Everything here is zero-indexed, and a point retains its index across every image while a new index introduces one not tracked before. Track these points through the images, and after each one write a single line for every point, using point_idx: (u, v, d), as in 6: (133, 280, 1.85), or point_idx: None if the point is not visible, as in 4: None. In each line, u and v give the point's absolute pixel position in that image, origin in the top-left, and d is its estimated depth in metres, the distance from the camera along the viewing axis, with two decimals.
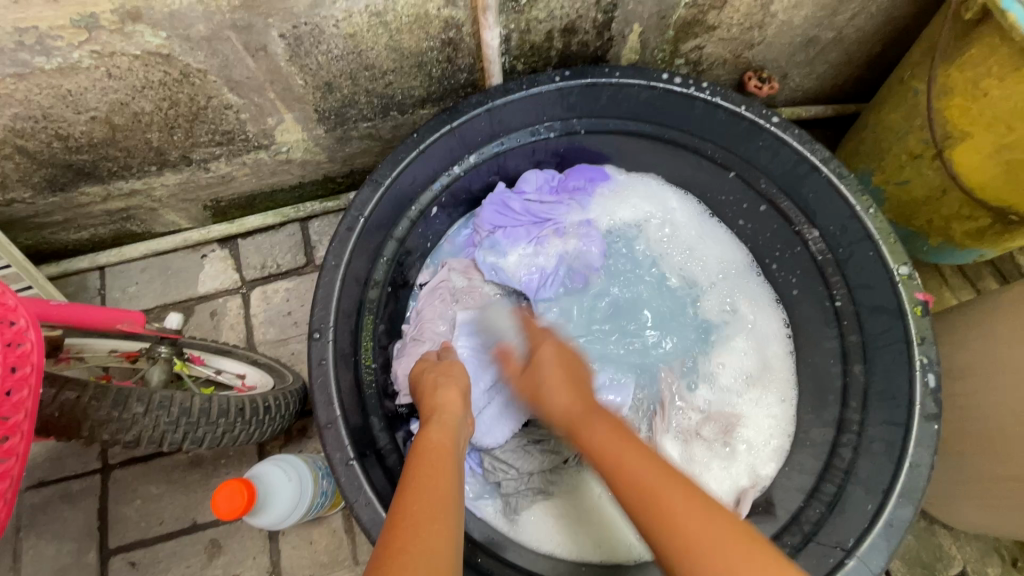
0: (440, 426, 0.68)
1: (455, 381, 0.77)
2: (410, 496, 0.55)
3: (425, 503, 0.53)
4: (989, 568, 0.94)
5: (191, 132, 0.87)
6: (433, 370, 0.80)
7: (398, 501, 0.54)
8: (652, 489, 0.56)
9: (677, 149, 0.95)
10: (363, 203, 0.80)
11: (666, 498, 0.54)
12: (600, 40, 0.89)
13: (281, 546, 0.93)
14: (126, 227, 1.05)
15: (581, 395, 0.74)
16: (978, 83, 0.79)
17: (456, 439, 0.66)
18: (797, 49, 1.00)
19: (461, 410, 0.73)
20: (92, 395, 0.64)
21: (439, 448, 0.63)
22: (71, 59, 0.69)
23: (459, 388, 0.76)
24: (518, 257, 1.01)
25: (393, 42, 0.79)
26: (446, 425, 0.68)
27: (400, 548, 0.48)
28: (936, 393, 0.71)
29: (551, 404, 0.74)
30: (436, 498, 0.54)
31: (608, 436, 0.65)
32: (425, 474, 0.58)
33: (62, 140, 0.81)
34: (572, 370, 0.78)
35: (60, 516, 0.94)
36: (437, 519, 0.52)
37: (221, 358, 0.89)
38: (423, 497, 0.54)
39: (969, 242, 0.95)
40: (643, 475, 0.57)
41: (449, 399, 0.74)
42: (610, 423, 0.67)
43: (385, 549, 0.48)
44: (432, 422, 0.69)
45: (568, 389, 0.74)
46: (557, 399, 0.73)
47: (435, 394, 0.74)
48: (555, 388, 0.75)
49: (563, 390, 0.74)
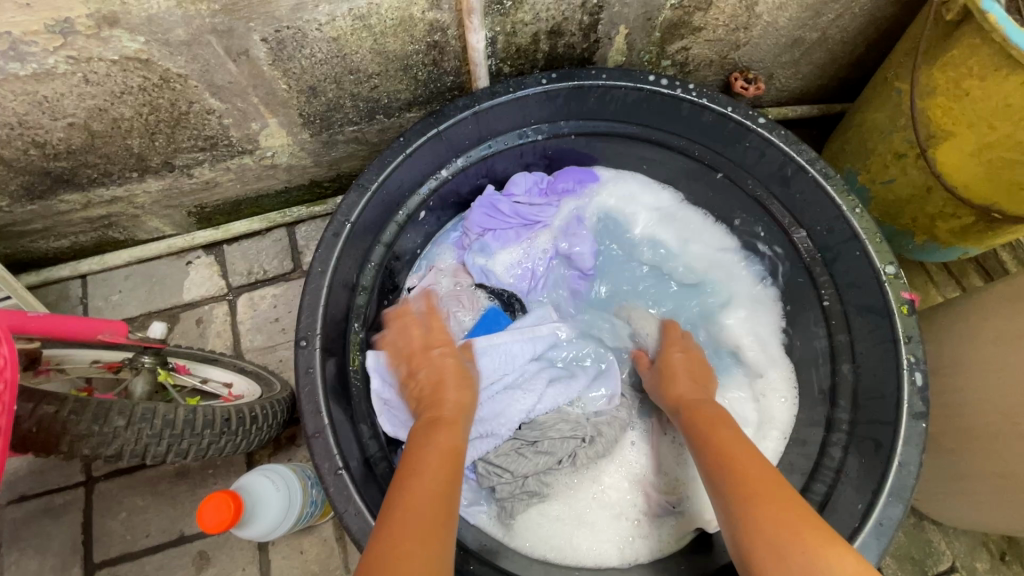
0: (438, 429, 0.72)
1: (458, 386, 0.80)
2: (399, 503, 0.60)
3: (413, 504, 0.60)
4: (977, 563, 0.95)
5: (173, 137, 0.85)
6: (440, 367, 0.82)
7: (390, 505, 0.61)
8: (741, 464, 0.67)
9: (664, 149, 0.95)
10: (349, 207, 0.79)
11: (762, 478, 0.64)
12: (587, 42, 0.89)
13: (271, 556, 0.92)
14: (108, 235, 1.03)
15: (703, 390, 0.84)
16: (959, 83, 0.79)
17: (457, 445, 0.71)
18: (783, 49, 1.01)
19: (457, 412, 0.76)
20: (71, 409, 0.63)
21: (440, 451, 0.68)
22: (46, 65, 0.68)
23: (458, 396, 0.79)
24: (507, 260, 1.01)
25: (378, 45, 0.79)
26: (449, 428, 0.73)
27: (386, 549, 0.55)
28: (923, 392, 0.71)
29: (674, 391, 0.83)
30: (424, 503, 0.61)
31: (714, 420, 0.76)
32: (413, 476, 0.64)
33: (39, 147, 0.80)
34: (698, 365, 0.88)
35: (42, 531, 0.92)
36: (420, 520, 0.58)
37: (208, 366, 0.88)
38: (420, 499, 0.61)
39: (954, 240, 0.96)
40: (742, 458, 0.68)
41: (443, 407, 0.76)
42: (719, 413, 0.77)
43: (373, 551, 0.56)
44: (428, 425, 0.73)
45: (692, 381, 0.85)
46: (686, 389, 0.83)
47: (443, 395, 0.78)
48: (686, 382, 0.84)
49: (687, 381, 0.85)
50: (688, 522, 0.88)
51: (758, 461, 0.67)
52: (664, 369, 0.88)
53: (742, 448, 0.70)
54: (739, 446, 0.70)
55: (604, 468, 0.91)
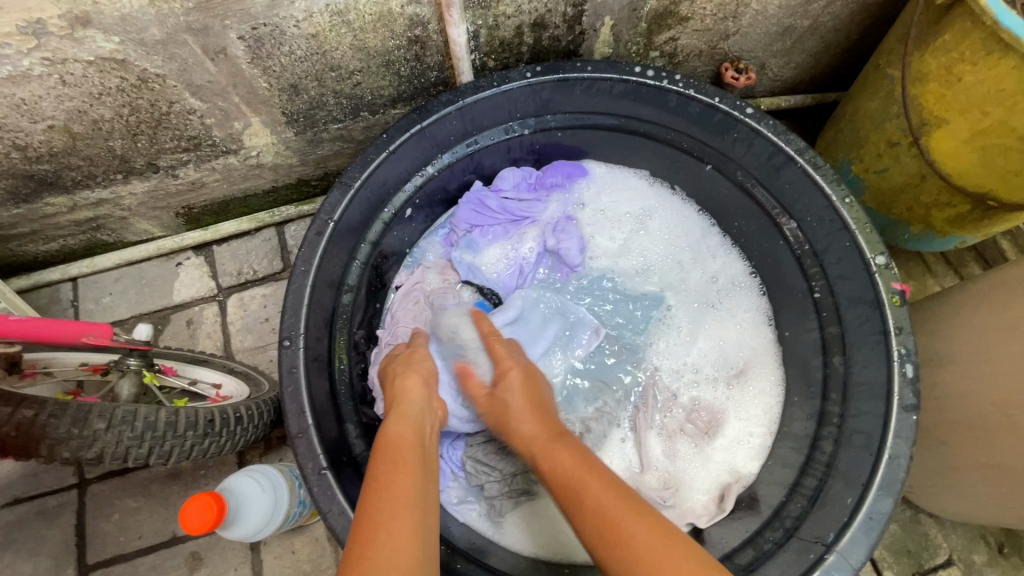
0: (403, 421, 0.68)
1: (418, 371, 0.76)
2: (371, 503, 0.56)
3: (386, 506, 0.55)
4: (975, 556, 0.94)
5: (155, 138, 0.85)
6: (396, 362, 0.79)
7: (361, 508, 0.56)
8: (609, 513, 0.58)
9: (652, 142, 0.94)
10: (332, 206, 0.78)
11: (631, 533, 0.56)
12: (572, 34, 0.88)
13: (263, 557, 0.92)
14: (96, 237, 1.03)
15: (547, 417, 0.74)
16: (952, 69, 0.77)
17: (417, 431, 0.67)
18: (774, 38, 0.99)
19: (422, 399, 0.73)
20: (50, 412, 0.63)
21: (399, 442, 0.64)
22: (22, 67, 0.67)
23: (420, 380, 0.75)
24: (495, 257, 1.00)
25: (358, 41, 0.78)
26: (412, 420, 0.69)
27: (360, 555, 0.51)
28: (914, 383, 0.70)
29: (523, 430, 0.73)
30: (396, 502, 0.56)
31: (569, 459, 0.66)
32: (388, 475, 0.59)
33: (21, 150, 0.80)
34: (535, 390, 0.77)
35: (36, 534, 0.92)
36: (398, 521, 0.54)
37: (196, 368, 0.88)
38: (382, 499, 0.56)
39: (949, 229, 0.94)
40: (612, 514, 0.58)
41: (409, 391, 0.74)
42: (585, 454, 0.67)
43: (350, 553, 0.51)
44: (395, 417, 0.69)
45: (535, 412, 0.74)
46: (532, 428, 0.72)
47: (403, 381, 0.74)
48: (522, 413, 0.74)
49: (530, 416, 0.74)
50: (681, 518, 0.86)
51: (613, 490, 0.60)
52: (502, 395, 0.76)
53: (609, 498, 0.60)
54: (614, 500, 0.59)
55: None
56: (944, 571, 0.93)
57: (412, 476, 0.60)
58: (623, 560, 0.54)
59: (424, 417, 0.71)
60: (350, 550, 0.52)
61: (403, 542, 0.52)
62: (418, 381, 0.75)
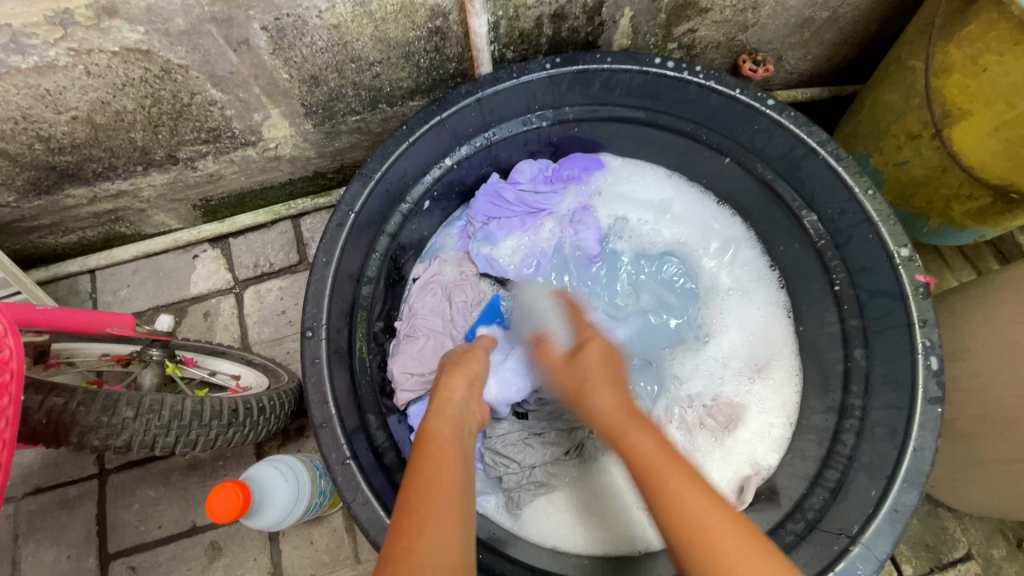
0: (445, 418, 0.67)
1: (463, 373, 0.75)
2: (413, 496, 0.54)
3: (428, 499, 0.54)
4: (994, 550, 0.94)
5: (176, 130, 0.85)
6: (457, 359, 0.79)
7: (404, 504, 0.54)
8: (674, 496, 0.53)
9: (670, 134, 0.94)
10: (353, 197, 0.78)
11: (700, 519, 0.51)
12: (591, 25, 0.87)
13: (282, 547, 0.93)
14: (114, 229, 1.04)
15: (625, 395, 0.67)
16: (976, 59, 0.77)
17: (458, 428, 0.66)
18: (793, 30, 0.98)
19: (463, 397, 0.72)
20: (80, 400, 0.64)
21: (440, 436, 0.63)
22: (47, 57, 0.68)
23: (464, 381, 0.74)
24: (512, 249, 1.00)
25: (379, 32, 0.78)
26: (454, 416, 0.68)
27: (406, 550, 0.49)
28: (939, 376, 0.70)
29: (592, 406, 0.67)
30: (436, 494, 0.54)
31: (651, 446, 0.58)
32: (430, 466, 0.58)
33: (44, 141, 0.80)
34: (614, 365, 0.71)
35: (58, 523, 0.93)
36: (440, 513, 0.52)
37: (215, 359, 0.88)
38: (425, 493, 0.55)
39: (969, 223, 0.93)
40: (677, 489, 0.53)
41: (452, 389, 0.73)
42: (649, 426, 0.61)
43: (391, 552, 0.50)
44: (437, 413, 0.68)
45: (613, 385, 0.68)
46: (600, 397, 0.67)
47: (449, 380, 0.74)
48: (598, 387, 0.68)
49: (607, 388, 0.67)
50: None
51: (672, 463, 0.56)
52: (577, 370, 0.72)
53: (679, 479, 0.54)
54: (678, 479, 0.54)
55: (613, 457, 0.91)
56: (962, 565, 0.93)
57: (454, 466, 0.59)
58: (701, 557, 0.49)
59: (466, 418, 0.69)
60: (393, 541, 0.51)
61: (448, 534, 0.51)
62: (459, 380, 0.74)
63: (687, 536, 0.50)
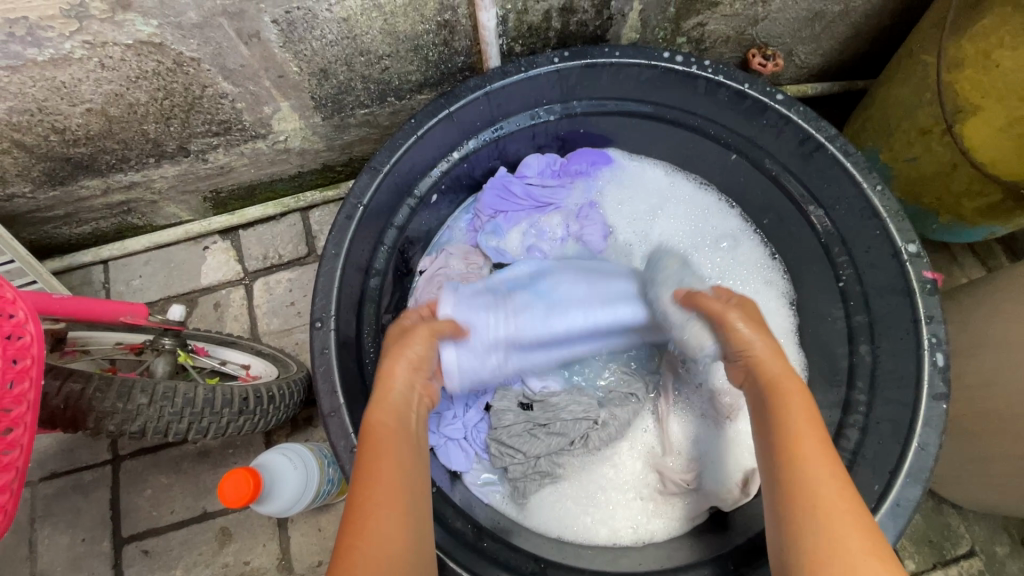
0: (385, 406, 0.64)
1: (406, 356, 0.69)
2: (359, 493, 0.55)
3: (376, 495, 0.56)
4: (998, 547, 0.94)
5: (188, 122, 0.86)
6: (398, 335, 0.72)
7: (353, 500, 0.56)
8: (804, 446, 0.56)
9: (679, 129, 0.94)
10: (361, 190, 0.79)
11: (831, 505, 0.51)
12: (599, 19, 0.87)
13: (291, 533, 0.94)
14: (127, 220, 1.05)
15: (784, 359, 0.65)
16: (989, 54, 0.77)
17: (402, 418, 0.64)
18: (803, 24, 0.98)
19: (405, 382, 0.67)
20: (97, 386, 0.66)
21: (383, 431, 0.61)
22: (63, 50, 0.69)
23: (408, 366, 0.68)
24: (517, 243, 1.01)
25: (388, 25, 0.78)
26: (397, 404, 0.65)
27: (349, 548, 0.52)
28: (944, 372, 0.70)
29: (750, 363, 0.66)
30: (387, 494, 0.56)
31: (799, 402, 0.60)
32: (373, 463, 0.58)
33: (59, 133, 0.81)
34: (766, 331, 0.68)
35: (73, 507, 0.95)
36: (391, 512, 0.55)
37: (225, 349, 0.89)
38: (373, 492, 0.55)
39: (980, 220, 0.92)
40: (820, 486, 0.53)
41: (393, 379, 0.67)
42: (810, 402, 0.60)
43: (339, 547, 0.52)
44: (377, 401, 0.65)
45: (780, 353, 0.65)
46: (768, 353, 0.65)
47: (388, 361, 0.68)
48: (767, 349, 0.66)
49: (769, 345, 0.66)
50: (703, 502, 0.88)
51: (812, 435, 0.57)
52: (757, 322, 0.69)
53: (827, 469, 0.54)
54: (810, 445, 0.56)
55: (618, 450, 0.92)
56: (965, 561, 0.93)
57: (397, 466, 0.59)
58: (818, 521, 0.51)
59: (408, 400, 0.67)
60: (340, 539, 0.53)
61: (391, 528, 0.54)
62: (402, 365, 0.68)
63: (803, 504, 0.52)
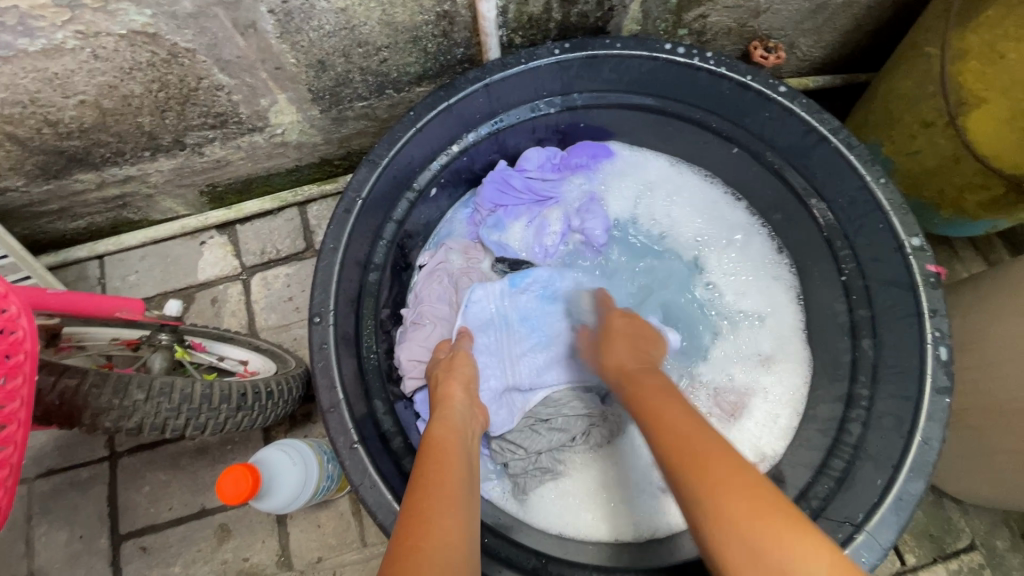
0: (447, 426, 0.69)
1: (458, 378, 0.77)
2: (418, 498, 0.55)
3: (435, 501, 0.55)
4: (998, 540, 0.94)
5: (183, 115, 0.85)
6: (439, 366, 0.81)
7: (409, 507, 0.54)
8: (677, 424, 0.61)
9: (680, 122, 0.93)
10: (360, 183, 0.78)
11: (715, 461, 0.55)
12: (600, 11, 0.86)
13: (290, 529, 0.94)
14: (122, 215, 1.04)
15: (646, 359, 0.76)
16: (994, 46, 0.76)
17: (461, 434, 0.68)
18: (805, 16, 0.97)
19: (464, 405, 0.74)
20: (92, 382, 0.65)
21: (445, 443, 0.65)
22: (55, 40, 0.68)
23: (461, 387, 0.76)
24: (519, 238, 1.00)
25: (386, 16, 0.77)
26: (454, 424, 0.69)
27: (412, 547, 0.49)
28: (948, 366, 0.70)
29: (613, 360, 0.77)
30: (447, 499, 0.55)
31: (656, 389, 0.68)
32: (435, 471, 0.59)
33: (52, 126, 0.80)
34: (638, 335, 0.79)
35: (70, 504, 0.95)
36: (450, 516, 0.53)
37: (223, 344, 0.88)
38: (431, 496, 0.55)
39: (983, 214, 0.91)
40: (692, 436, 0.58)
41: (450, 397, 0.75)
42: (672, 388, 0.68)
43: (397, 549, 0.49)
44: (439, 422, 0.69)
45: (630, 350, 0.77)
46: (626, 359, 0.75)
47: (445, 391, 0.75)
48: (627, 355, 0.76)
49: (628, 351, 0.77)
50: None
51: (681, 407, 0.63)
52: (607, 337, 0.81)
53: (697, 429, 0.59)
54: (681, 414, 0.62)
55: (620, 447, 0.91)
56: (965, 555, 0.93)
57: (456, 475, 0.60)
58: (709, 474, 0.53)
59: (466, 424, 0.71)
60: (399, 543, 0.50)
61: (450, 530, 0.52)
62: (457, 389, 0.76)
63: (685, 463, 0.55)
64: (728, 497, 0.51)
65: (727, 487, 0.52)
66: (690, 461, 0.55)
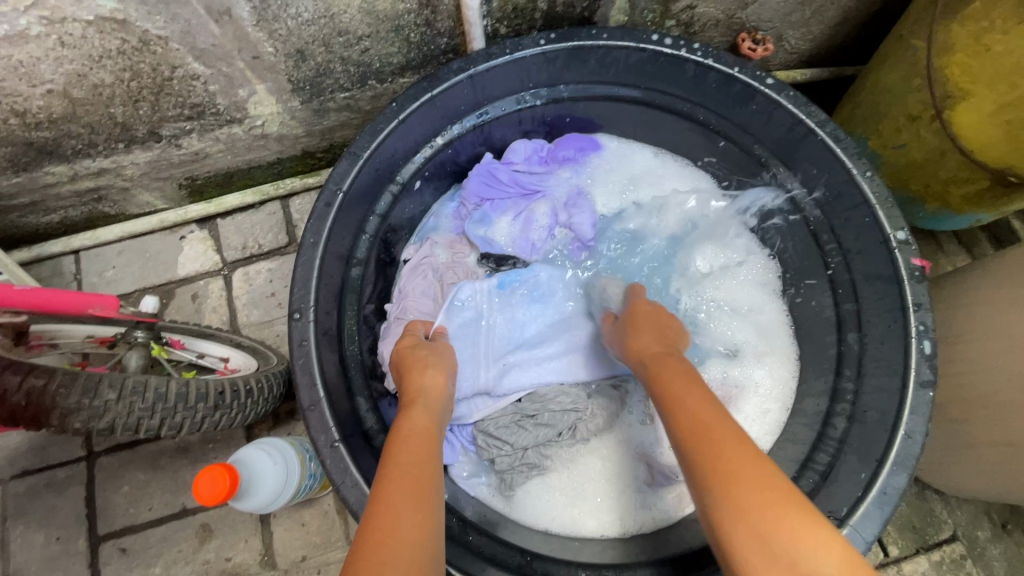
0: (417, 413, 0.66)
1: (432, 363, 0.74)
2: (382, 492, 0.54)
3: (402, 494, 0.53)
4: (979, 531, 0.95)
5: (158, 105, 0.82)
6: (410, 352, 0.76)
7: (375, 498, 0.53)
8: (704, 422, 0.57)
9: (667, 114, 0.92)
10: (340, 177, 0.76)
11: (740, 462, 0.53)
12: (587, 0, 0.84)
13: (273, 528, 0.93)
14: (98, 209, 1.01)
15: (670, 343, 0.72)
16: (980, 39, 0.75)
17: (432, 424, 0.65)
18: (794, 8, 0.96)
19: (436, 392, 0.71)
20: (61, 382, 0.63)
21: (415, 433, 0.62)
22: (18, 26, 0.65)
23: (435, 372, 0.73)
24: (505, 230, 0.98)
25: (367, 4, 0.75)
26: (425, 411, 0.67)
27: (375, 545, 0.48)
28: (932, 360, 0.70)
29: (637, 343, 0.73)
30: (411, 491, 0.54)
31: (681, 379, 0.64)
32: (402, 462, 0.57)
33: (19, 116, 0.77)
34: (659, 319, 0.76)
35: (47, 505, 0.92)
36: (414, 511, 0.52)
37: (203, 341, 0.87)
38: (394, 487, 0.54)
39: (967, 207, 0.91)
40: (718, 430, 0.56)
41: (423, 383, 0.72)
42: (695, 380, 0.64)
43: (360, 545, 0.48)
44: (409, 409, 0.67)
45: (653, 334, 0.73)
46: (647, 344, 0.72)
47: (416, 378, 0.71)
48: (639, 333, 0.74)
49: (649, 335, 0.73)
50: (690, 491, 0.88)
51: (710, 404, 0.60)
52: (633, 323, 0.76)
53: (725, 425, 0.57)
54: (711, 414, 0.58)
55: (607, 442, 0.91)
56: (948, 546, 0.94)
57: (426, 467, 0.58)
58: (730, 489, 0.51)
59: (438, 411, 0.69)
60: (360, 540, 0.49)
61: (412, 526, 0.51)
62: (430, 373, 0.73)
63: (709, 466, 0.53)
64: (752, 504, 0.49)
65: (744, 485, 0.51)
66: (715, 467, 0.53)
